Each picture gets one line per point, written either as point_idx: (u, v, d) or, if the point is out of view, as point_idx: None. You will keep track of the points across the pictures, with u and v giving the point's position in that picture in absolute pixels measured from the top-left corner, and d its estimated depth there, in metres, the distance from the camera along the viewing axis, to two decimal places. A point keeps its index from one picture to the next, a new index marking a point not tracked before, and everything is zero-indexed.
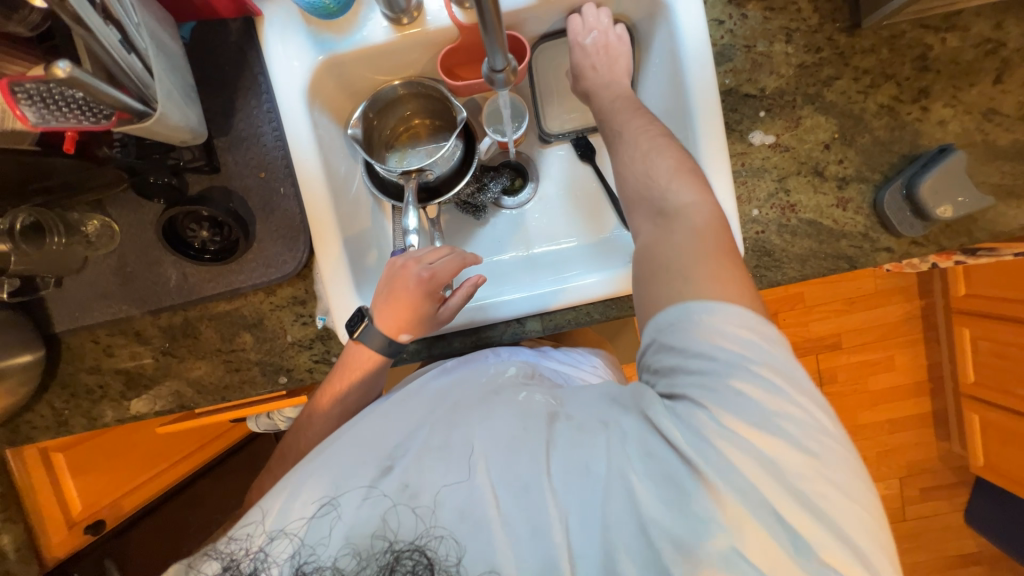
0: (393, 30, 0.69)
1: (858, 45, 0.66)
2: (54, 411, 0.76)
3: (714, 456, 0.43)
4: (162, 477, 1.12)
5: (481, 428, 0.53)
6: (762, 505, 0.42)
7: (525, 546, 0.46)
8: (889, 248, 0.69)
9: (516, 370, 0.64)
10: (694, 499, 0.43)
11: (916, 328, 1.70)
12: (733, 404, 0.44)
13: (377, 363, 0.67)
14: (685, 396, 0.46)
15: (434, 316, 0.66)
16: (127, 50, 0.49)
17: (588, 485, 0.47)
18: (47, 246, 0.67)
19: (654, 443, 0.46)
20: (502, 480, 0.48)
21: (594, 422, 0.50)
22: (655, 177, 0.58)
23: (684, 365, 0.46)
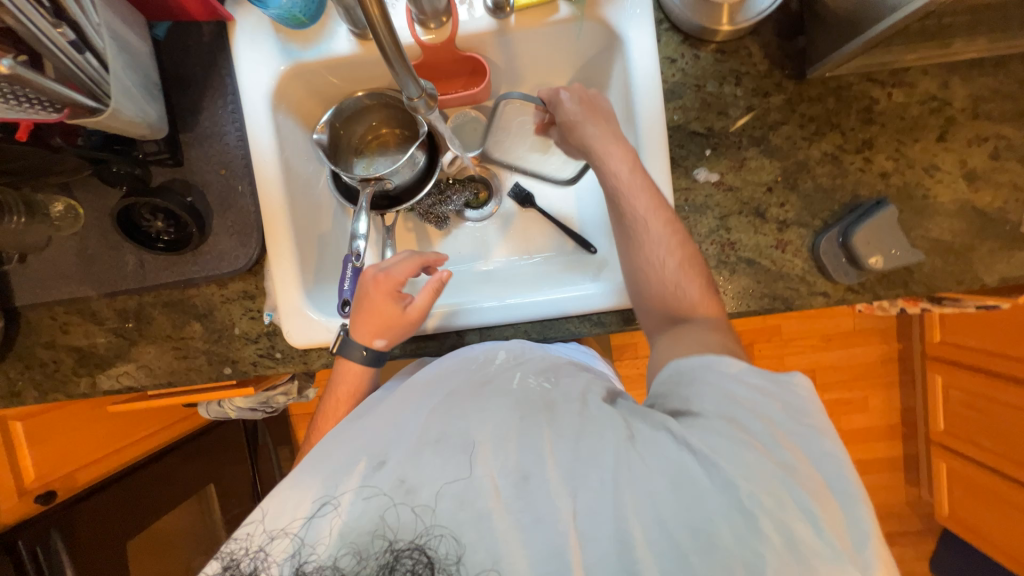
0: (358, 44, 0.71)
1: (806, 93, 0.69)
2: (8, 382, 0.78)
3: (728, 455, 0.45)
4: (120, 454, 1.13)
5: (478, 418, 0.55)
6: (778, 499, 0.43)
7: (532, 539, 0.47)
8: (825, 293, 0.70)
9: (504, 356, 0.66)
10: (711, 501, 0.44)
11: (891, 370, 1.68)
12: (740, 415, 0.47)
13: (368, 374, 0.70)
14: (694, 412, 0.49)
15: (408, 320, 0.68)
16: (82, 49, 0.52)
17: (595, 475, 0.48)
18: (7, 225, 0.68)
19: (667, 444, 0.48)
20: (505, 470, 0.50)
21: (598, 413, 0.53)
22: (680, 288, 0.62)
23: (698, 394, 0.50)
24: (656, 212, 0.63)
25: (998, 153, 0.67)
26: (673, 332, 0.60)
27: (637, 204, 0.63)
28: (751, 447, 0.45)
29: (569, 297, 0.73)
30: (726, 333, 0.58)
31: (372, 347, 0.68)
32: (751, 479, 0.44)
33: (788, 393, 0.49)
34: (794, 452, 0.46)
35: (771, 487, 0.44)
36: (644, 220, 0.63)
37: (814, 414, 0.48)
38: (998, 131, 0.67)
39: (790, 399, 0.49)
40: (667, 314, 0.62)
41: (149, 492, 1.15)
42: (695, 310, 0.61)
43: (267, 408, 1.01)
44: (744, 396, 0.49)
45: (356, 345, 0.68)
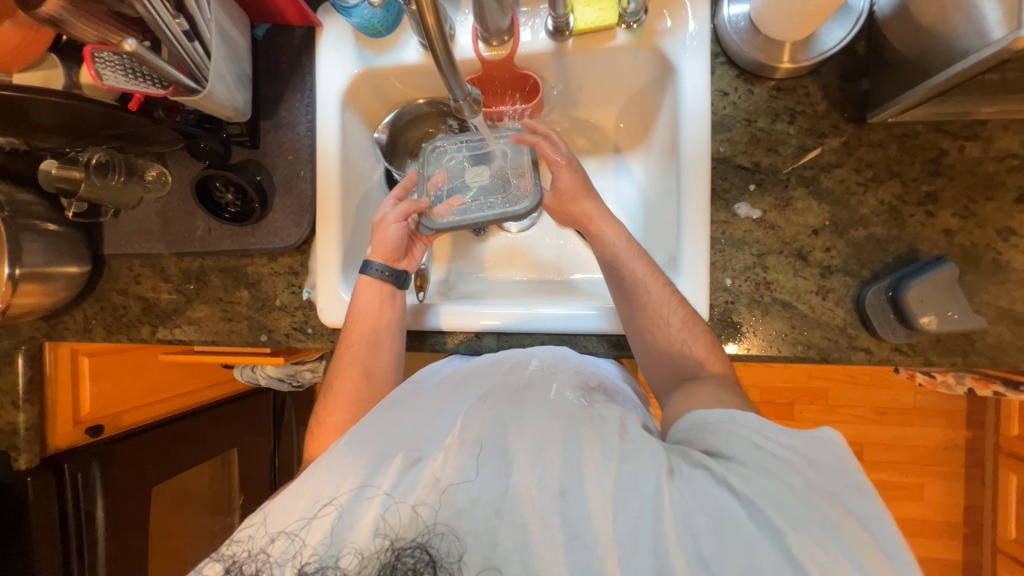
0: (424, 54, 0.77)
1: (865, 138, 0.66)
2: (84, 319, 0.89)
3: (771, 499, 0.44)
4: (155, 407, 1.22)
5: (517, 426, 0.55)
6: (826, 552, 0.41)
7: (568, 558, 0.47)
8: (868, 349, 0.65)
9: (537, 363, 0.66)
10: (759, 548, 0.43)
11: (957, 461, 1.48)
12: (780, 465, 0.47)
13: (384, 295, 0.74)
14: (728, 454, 0.49)
15: (386, 223, 0.75)
16: (192, 38, 0.61)
17: (632, 501, 0.47)
18: (110, 181, 0.80)
19: (706, 483, 0.47)
20: (540, 481, 0.50)
21: (640, 438, 0.52)
22: (685, 348, 0.63)
23: (723, 440, 0.50)
24: (653, 276, 0.66)
25: None
26: (681, 394, 0.60)
27: (634, 270, 0.67)
28: (796, 495, 0.44)
29: (590, 315, 0.72)
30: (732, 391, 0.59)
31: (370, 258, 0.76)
32: (799, 529, 0.42)
33: (824, 445, 0.49)
34: (841, 505, 0.45)
35: (820, 539, 0.42)
36: (644, 284, 0.66)
37: (847, 467, 0.48)
38: None
39: (823, 445, 0.49)
40: (674, 374, 0.63)
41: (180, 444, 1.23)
42: (699, 366, 0.62)
43: (293, 382, 1.07)
44: (782, 445, 0.49)
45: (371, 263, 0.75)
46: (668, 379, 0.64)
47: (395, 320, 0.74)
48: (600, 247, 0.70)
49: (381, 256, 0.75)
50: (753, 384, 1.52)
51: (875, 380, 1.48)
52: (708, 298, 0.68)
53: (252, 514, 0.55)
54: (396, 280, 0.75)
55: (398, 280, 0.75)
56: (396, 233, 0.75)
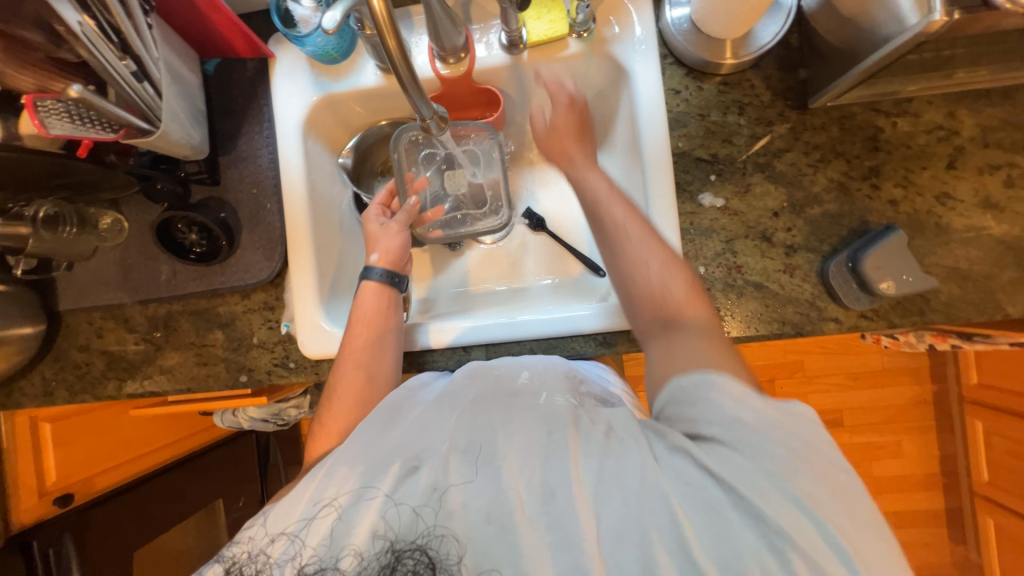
0: (382, 77, 0.78)
1: (809, 122, 0.71)
2: (43, 382, 0.83)
3: (752, 482, 0.45)
4: (132, 464, 1.14)
5: (507, 435, 0.54)
6: (801, 531, 0.43)
7: (557, 559, 0.48)
8: (837, 319, 0.68)
9: (527, 376, 0.64)
10: (740, 532, 0.44)
11: (929, 414, 1.57)
12: (762, 442, 0.46)
13: (384, 297, 0.73)
14: (709, 437, 0.48)
15: (390, 232, 0.75)
16: (142, 78, 0.59)
17: (616, 495, 0.49)
18: (61, 234, 0.75)
19: (689, 470, 0.48)
20: (529, 485, 0.51)
21: (625, 435, 0.53)
22: (666, 290, 0.60)
23: (706, 415, 0.49)
24: (635, 218, 0.64)
25: (1013, 182, 0.67)
26: (663, 343, 0.58)
27: (617, 213, 0.65)
28: (780, 477, 0.45)
29: (574, 316, 0.74)
30: (716, 340, 0.56)
31: (368, 263, 0.75)
32: (778, 512, 0.43)
33: (805, 419, 0.49)
34: (823, 486, 0.45)
35: (798, 521, 0.43)
36: (625, 228, 0.63)
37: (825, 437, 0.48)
38: (1010, 160, 0.67)
39: (806, 420, 0.48)
40: (658, 327, 0.60)
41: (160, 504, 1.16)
42: (682, 309, 0.59)
43: (279, 420, 1.03)
44: (765, 420, 0.48)
45: (371, 268, 0.74)
46: (652, 334, 0.60)
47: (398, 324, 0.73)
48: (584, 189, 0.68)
49: (383, 261, 0.74)
50: None
51: (846, 348, 1.55)
52: None
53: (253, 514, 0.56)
54: (393, 282, 0.74)
55: (395, 283, 0.74)
56: (402, 241, 0.75)
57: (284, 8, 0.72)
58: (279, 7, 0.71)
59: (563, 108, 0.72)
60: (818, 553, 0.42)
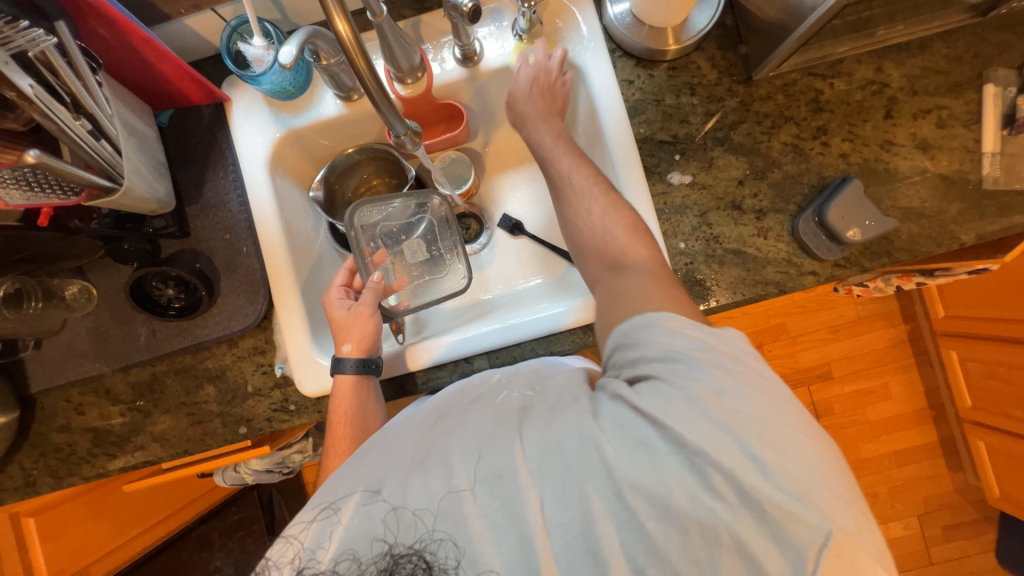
0: (344, 105, 0.78)
1: (756, 93, 0.75)
2: (23, 472, 0.78)
3: (678, 413, 0.44)
4: (125, 547, 1.08)
5: (460, 434, 0.55)
6: (724, 452, 0.42)
7: (506, 540, 0.47)
8: (814, 272, 0.72)
9: (500, 375, 0.66)
10: (666, 464, 0.44)
11: (907, 353, 1.65)
12: (693, 374, 0.46)
13: (361, 387, 0.71)
14: (644, 376, 0.49)
15: (361, 317, 0.73)
16: (98, 136, 0.58)
17: (559, 462, 0.48)
18: (26, 310, 0.72)
19: (623, 414, 0.47)
20: (477, 473, 0.50)
21: (569, 401, 0.53)
22: (606, 232, 0.61)
23: (644, 353, 0.50)
24: (580, 168, 0.66)
25: (943, 123, 0.73)
26: (610, 285, 0.58)
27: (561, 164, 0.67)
28: (708, 409, 0.44)
29: (569, 309, 0.75)
30: (658, 280, 0.57)
31: (340, 355, 0.71)
32: (706, 441, 0.43)
33: (732, 343, 0.49)
34: (746, 404, 0.45)
35: (720, 443, 0.43)
36: (566, 174, 0.66)
37: (754, 364, 0.48)
38: (937, 103, 0.73)
39: (736, 342, 0.49)
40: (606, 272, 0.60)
41: None
42: (628, 254, 0.60)
43: (284, 469, 0.99)
44: (694, 353, 0.48)
45: (344, 359, 0.70)
46: (602, 278, 0.60)
47: (376, 421, 0.69)
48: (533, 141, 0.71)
49: (357, 349, 0.72)
50: None
51: (821, 303, 1.63)
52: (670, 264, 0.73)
53: None
54: (368, 369, 0.71)
55: (371, 369, 0.71)
56: (375, 324, 0.73)
57: (234, 51, 0.73)
58: (230, 48, 0.72)
59: (531, 88, 0.71)
60: (740, 468, 0.42)
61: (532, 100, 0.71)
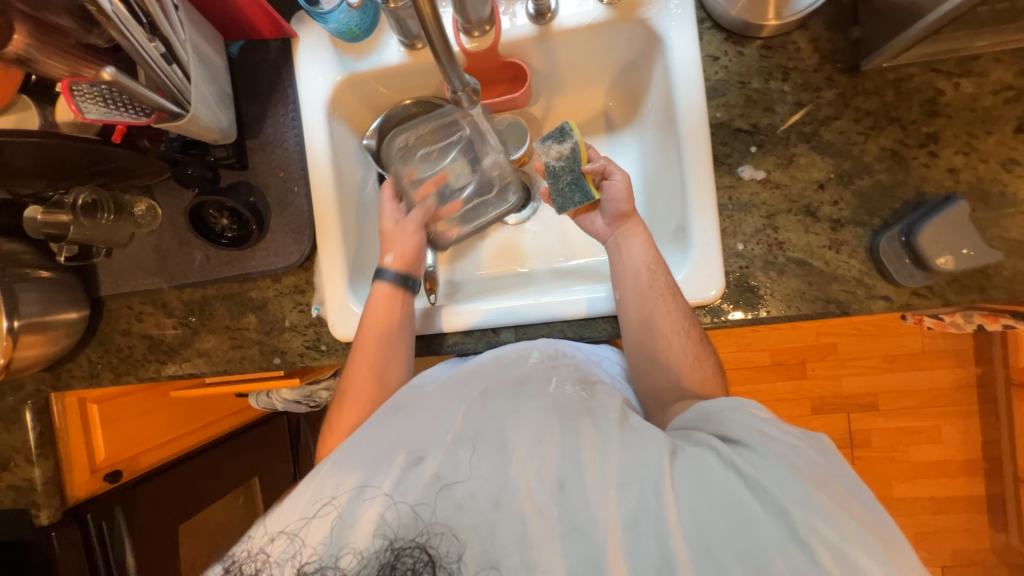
0: (407, 53, 0.76)
1: (861, 86, 0.66)
2: (89, 364, 0.87)
3: (770, 473, 0.47)
4: (173, 443, 1.20)
5: (515, 420, 0.56)
6: (829, 527, 0.44)
7: (569, 547, 0.49)
8: (887, 297, 0.65)
9: (538, 354, 0.67)
10: (759, 520, 0.46)
11: (971, 398, 1.50)
12: (787, 452, 0.49)
13: (395, 300, 0.73)
14: (736, 440, 0.51)
15: (407, 233, 0.76)
16: (171, 61, 0.60)
17: (635, 488, 0.50)
18: (99, 220, 0.78)
19: (712, 466, 0.49)
20: (539, 474, 0.52)
21: (645, 428, 0.54)
22: (677, 359, 0.65)
23: (735, 420, 0.53)
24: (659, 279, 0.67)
25: None
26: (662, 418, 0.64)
27: (637, 262, 0.68)
28: (797, 476, 0.47)
29: (605, 296, 0.72)
30: None
31: (382, 264, 0.75)
32: (800, 508, 0.45)
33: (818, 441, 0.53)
34: (834, 486, 0.47)
35: (817, 515, 0.45)
36: (642, 278, 0.67)
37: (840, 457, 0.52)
38: None
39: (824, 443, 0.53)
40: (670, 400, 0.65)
41: (202, 482, 1.21)
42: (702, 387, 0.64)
43: (311, 402, 1.05)
44: (788, 441, 0.51)
45: (385, 270, 0.74)
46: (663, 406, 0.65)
47: (398, 369, 0.71)
48: (625, 256, 0.69)
49: (398, 263, 0.74)
50: (763, 348, 1.54)
51: (883, 329, 1.49)
52: (723, 265, 0.68)
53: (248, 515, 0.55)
54: (406, 283, 0.74)
55: (408, 284, 0.74)
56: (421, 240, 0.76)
57: None
58: None
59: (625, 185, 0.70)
60: (829, 537, 0.44)
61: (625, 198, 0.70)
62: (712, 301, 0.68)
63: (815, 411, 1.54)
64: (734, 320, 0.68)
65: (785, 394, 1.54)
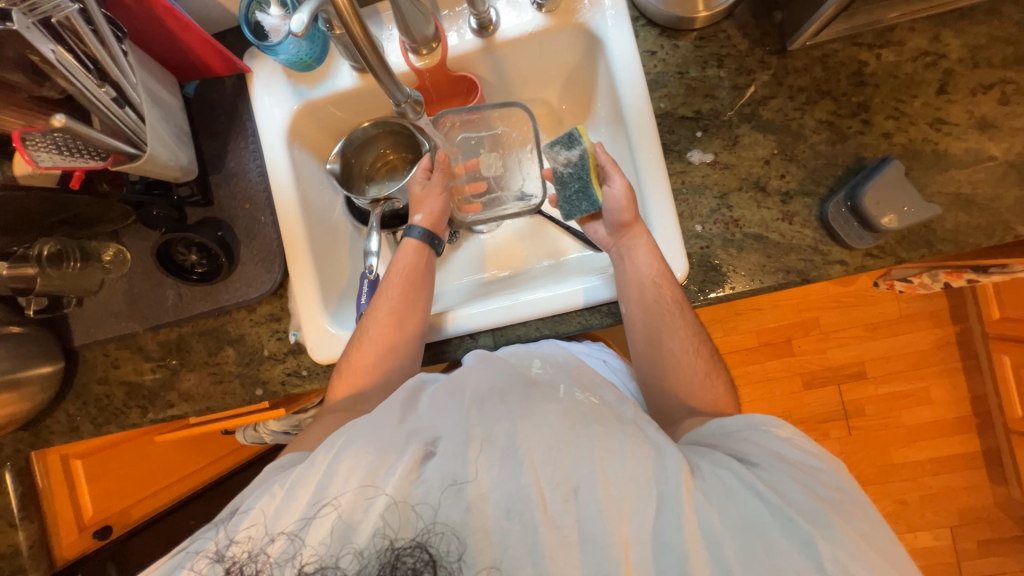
0: (359, 76, 0.78)
1: (791, 66, 0.69)
2: (67, 417, 0.85)
3: (791, 497, 0.50)
4: (166, 491, 1.18)
5: (529, 425, 0.55)
6: (843, 546, 0.46)
7: (583, 560, 0.49)
8: (842, 261, 0.67)
9: (539, 363, 0.68)
10: (778, 542, 0.47)
11: (953, 356, 1.54)
12: (808, 478, 0.52)
13: (423, 255, 0.78)
14: (756, 461, 0.54)
15: (433, 194, 0.79)
16: (122, 104, 0.61)
17: (652, 505, 0.50)
18: (66, 269, 0.77)
19: (731, 483, 0.51)
20: (553, 480, 0.52)
21: (666, 442, 0.54)
22: (685, 369, 0.67)
23: (754, 440, 0.56)
24: (664, 279, 0.67)
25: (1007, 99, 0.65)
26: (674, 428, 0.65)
27: (644, 271, 0.67)
28: (816, 503, 0.49)
29: (576, 291, 0.74)
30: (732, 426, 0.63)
31: (411, 223, 0.79)
32: (821, 534, 0.47)
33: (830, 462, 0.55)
34: (852, 515, 0.50)
35: (839, 543, 0.46)
36: (653, 284, 0.67)
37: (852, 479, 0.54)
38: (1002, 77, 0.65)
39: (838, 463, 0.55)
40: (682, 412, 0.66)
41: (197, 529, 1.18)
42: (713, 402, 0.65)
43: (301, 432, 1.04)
44: (806, 465, 0.53)
45: (413, 226, 0.78)
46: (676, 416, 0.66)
47: (400, 368, 0.71)
48: (630, 267, 0.69)
49: (425, 222, 0.79)
50: (747, 330, 1.56)
51: (859, 298, 1.53)
52: (685, 247, 0.70)
53: (247, 512, 0.54)
54: (432, 242, 0.79)
55: (434, 243, 0.79)
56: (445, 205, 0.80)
57: (253, 22, 0.73)
58: (249, 19, 0.72)
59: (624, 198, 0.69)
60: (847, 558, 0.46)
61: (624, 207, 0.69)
62: (679, 283, 0.70)
63: (806, 387, 1.56)
64: (702, 299, 0.70)
65: (775, 373, 1.56)
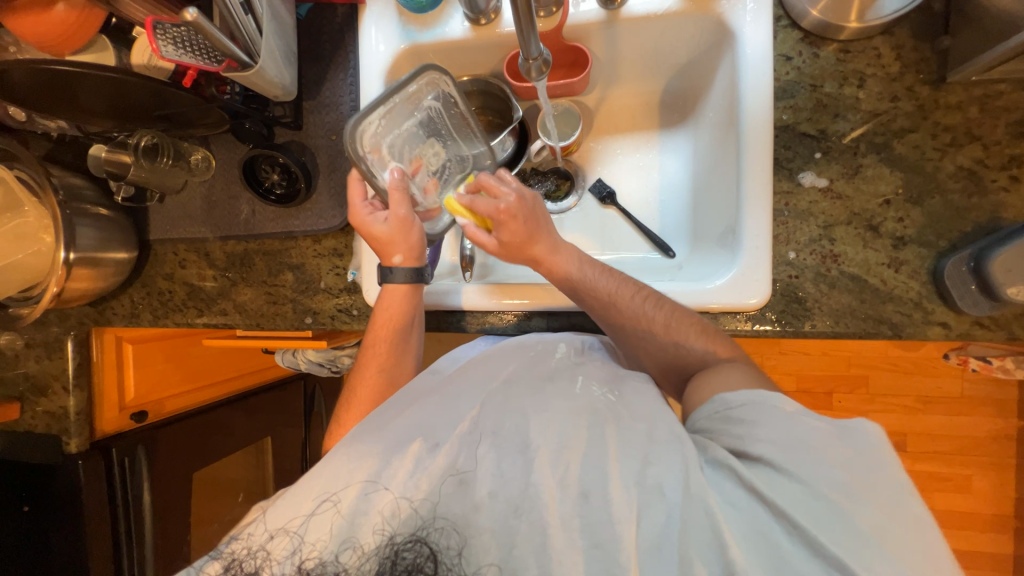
0: (471, 29, 0.76)
1: (943, 100, 0.62)
2: (131, 304, 0.90)
3: (783, 490, 0.44)
4: (196, 393, 1.24)
5: (538, 418, 0.55)
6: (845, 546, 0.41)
7: (588, 557, 0.47)
8: (944, 323, 0.61)
9: (565, 348, 0.69)
10: (794, 558, 0.42)
11: (1008, 452, 1.41)
12: (809, 461, 0.45)
13: (414, 294, 0.74)
14: (757, 456, 0.47)
15: (404, 228, 0.71)
16: (246, 12, 0.62)
17: (660, 506, 0.47)
18: (158, 164, 0.81)
19: (735, 492, 0.46)
20: (562, 482, 0.50)
21: (668, 436, 0.51)
22: (681, 347, 0.63)
23: (752, 433, 0.49)
24: (682, 318, 0.64)
25: None
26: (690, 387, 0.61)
27: (629, 306, 0.66)
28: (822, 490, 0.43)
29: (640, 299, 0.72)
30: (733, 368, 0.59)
31: (390, 265, 0.72)
32: (830, 534, 0.42)
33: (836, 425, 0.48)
34: (853, 481, 0.43)
35: (847, 541, 0.41)
36: (648, 325, 0.64)
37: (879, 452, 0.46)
38: None
39: (859, 435, 0.47)
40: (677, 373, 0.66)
41: (218, 434, 1.24)
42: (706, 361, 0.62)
43: (334, 367, 1.07)
44: (810, 438, 0.47)
45: (396, 270, 0.72)
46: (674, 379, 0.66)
47: (409, 364, 0.76)
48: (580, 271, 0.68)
49: (408, 260, 0.72)
50: (789, 372, 1.48)
51: (919, 367, 1.42)
52: (771, 272, 0.65)
53: (253, 513, 0.55)
54: (421, 277, 0.74)
55: (422, 277, 0.74)
56: (419, 233, 0.73)
57: None
58: None
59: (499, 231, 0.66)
60: (857, 555, 0.41)
61: (515, 220, 0.65)
62: (752, 309, 0.66)
63: None
64: (777, 332, 0.66)
65: None
